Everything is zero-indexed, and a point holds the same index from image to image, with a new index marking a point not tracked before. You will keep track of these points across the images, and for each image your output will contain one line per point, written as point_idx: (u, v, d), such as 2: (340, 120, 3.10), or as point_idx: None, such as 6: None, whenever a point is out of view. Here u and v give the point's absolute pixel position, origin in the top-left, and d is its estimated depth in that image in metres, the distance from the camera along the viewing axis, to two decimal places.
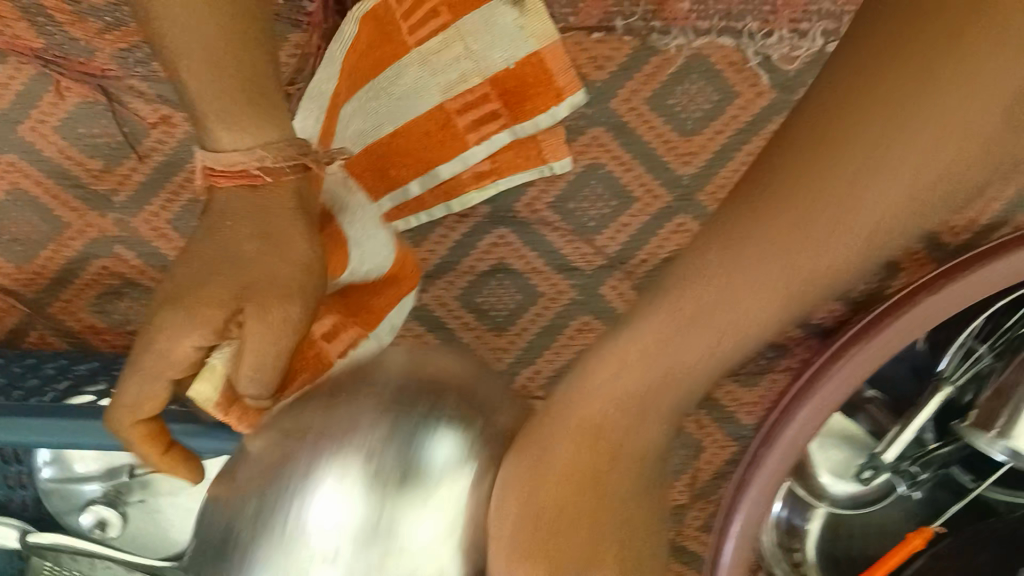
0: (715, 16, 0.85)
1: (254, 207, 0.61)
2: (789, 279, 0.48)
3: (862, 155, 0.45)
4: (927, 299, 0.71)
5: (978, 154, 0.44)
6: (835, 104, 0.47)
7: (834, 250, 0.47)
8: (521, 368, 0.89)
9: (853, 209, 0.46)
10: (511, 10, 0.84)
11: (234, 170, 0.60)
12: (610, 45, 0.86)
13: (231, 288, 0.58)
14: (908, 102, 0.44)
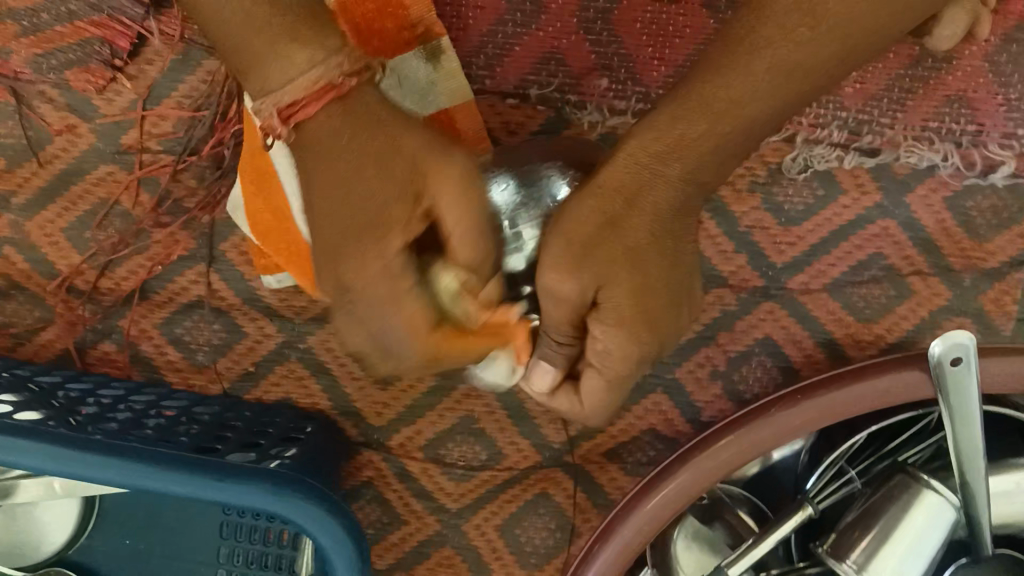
0: (631, 97, 0.82)
1: (378, 139, 0.56)
2: (727, 119, 0.59)
3: (736, 56, 0.57)
4: (806, 401, 0.69)
5: (801, 74, 0.57)
6: (675, 100, 0.60)
7: (739, 126, 0.59)
8: (401, 427, 0.91)
9: (702, 127, 0.59)
10: (426, 64, 0.81)
11: (318, 88, 0.55)
12: (523, 113, 0.84)
13: (409, 174, 0.56)
14: (775, 36, 0.56)
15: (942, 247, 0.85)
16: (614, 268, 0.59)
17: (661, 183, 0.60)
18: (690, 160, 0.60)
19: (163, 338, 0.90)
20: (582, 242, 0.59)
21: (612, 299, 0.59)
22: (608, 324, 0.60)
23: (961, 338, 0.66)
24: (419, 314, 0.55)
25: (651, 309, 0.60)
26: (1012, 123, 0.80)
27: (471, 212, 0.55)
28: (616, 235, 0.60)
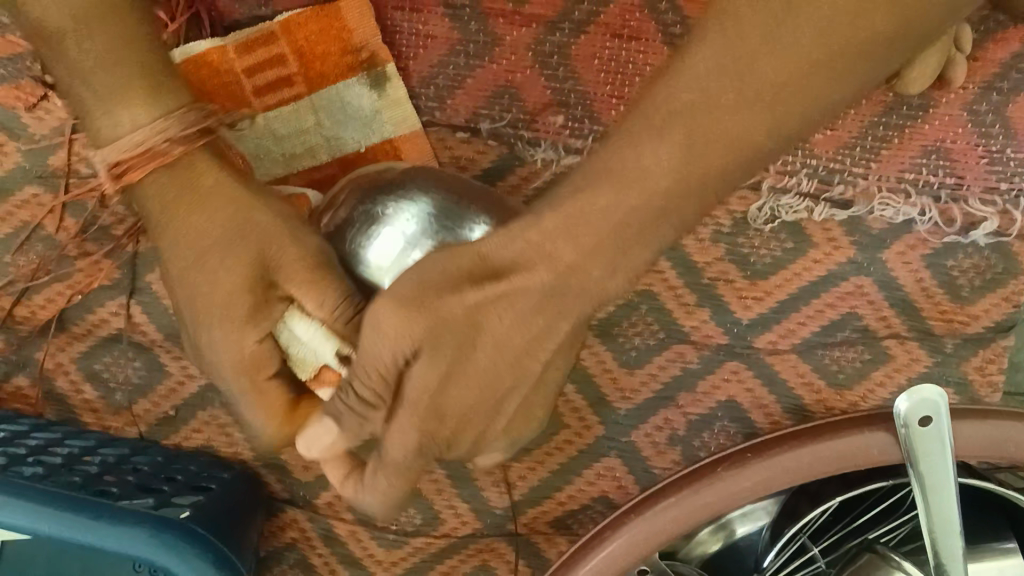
0: (589, 136, 0.76)
1: (174, 186, 0.60)
2: (647, 180, 0.50)
3: (660, 110, 0.50)
4: (759, 466, 0.65)
5: (681, 124, 0.49)
6: (636, 128, 0.51)
7: (643, 191, 0.50)
8: (330, 484, 0.84)
9: (606, 197, 0.50)
10: (370, 91, 0.77)
11: (139, 152, 0.59)
12: (473, 148, 0.78)
13: (257, 247, 0.59)
14: (731, 68, 0.48)
15: (921, 310, 0.78)
16: (439, 340, 0.52)
17: (535, 240, 0.52)
18: (584, 236, 0.51)
19: (80, 374, 0.85)
20: (421, 301, 0.51)
21: (428, 377, 0.53)
22: (427, 399, 0.53)
23: (930, 394, 0.60)
24: (247, 359, 0.59)
25: (465, 403, 0.55)
26: (994, 177, 0.75)
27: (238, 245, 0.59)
28: (457, 304, 0.52)
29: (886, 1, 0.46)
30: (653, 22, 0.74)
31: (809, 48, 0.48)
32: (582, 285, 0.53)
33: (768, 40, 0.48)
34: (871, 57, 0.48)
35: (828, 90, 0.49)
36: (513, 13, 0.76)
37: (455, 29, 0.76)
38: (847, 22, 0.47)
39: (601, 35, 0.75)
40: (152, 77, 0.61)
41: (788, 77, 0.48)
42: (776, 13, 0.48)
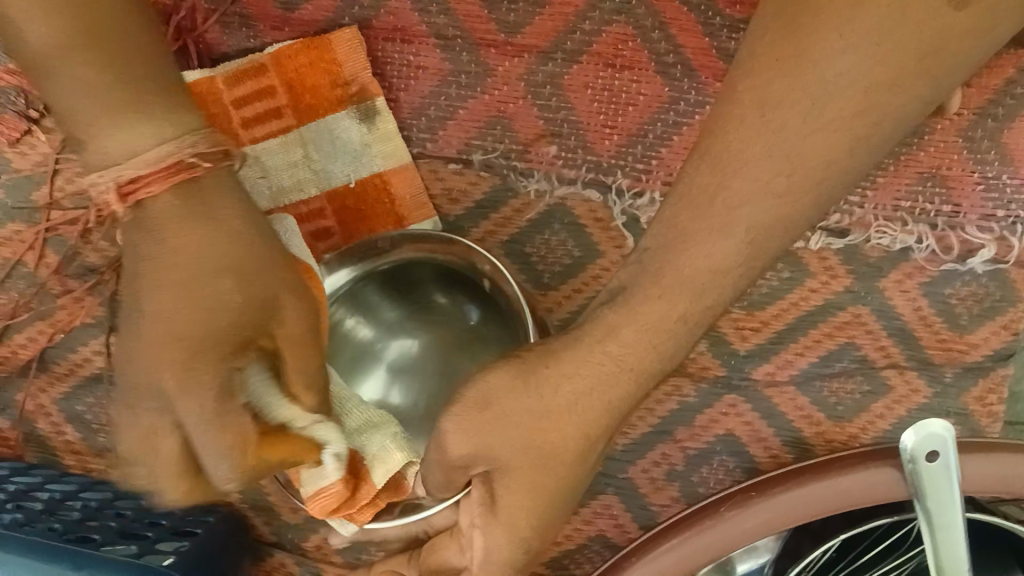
0: (583, 167, 0.75)
1: (183, 204, 0.52)
2: (716, 254, 0.52)
3: (708, 198, 0.52)
4: (756, 506, 0.64)
5: (748, 196, 0.51)
6: (692, 210, 0.53)
7: (716, 269, 0.53)
8: (318, 527, 0.81)
9: (673, 297, 0.53)
10: (359, 124, 0.76)
11: (166, 165, 0.51)
12: (466, 180, 0.76)
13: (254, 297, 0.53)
14: (780, 117, 0.51)
15: (920, 339, 0.77)
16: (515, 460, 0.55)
17: (612, 352, 0.54)
18: (650, 337, 0.54)
19: (62, 416, 0.83)
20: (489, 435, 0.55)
21: (513, 495, 0.56)
22: (518, 509, 0.56)
23: (938, 429, 0.60)
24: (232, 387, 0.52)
25: (552, 502, 0.57)
26: (990, 204, 0.74)
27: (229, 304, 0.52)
28: (543, 425, 0.54)
29: (911, 61, 0.49)
30: (646, 51, 0.73)
31: (847, 119, 0.50)
32: (675, 350, 0.55)
33: (790, 114, 0.51)
34: (894, 116, 0.51)
35: (867, 144, 0.52)
36: (505, 44, 0.75)
37: (447, 61, 0.75)
38: (880, 95, 0.50)
39: (594, 65, 0.74)
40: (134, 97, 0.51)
41: (809, 152, 0.51)
42: (803, 97, 0.51)
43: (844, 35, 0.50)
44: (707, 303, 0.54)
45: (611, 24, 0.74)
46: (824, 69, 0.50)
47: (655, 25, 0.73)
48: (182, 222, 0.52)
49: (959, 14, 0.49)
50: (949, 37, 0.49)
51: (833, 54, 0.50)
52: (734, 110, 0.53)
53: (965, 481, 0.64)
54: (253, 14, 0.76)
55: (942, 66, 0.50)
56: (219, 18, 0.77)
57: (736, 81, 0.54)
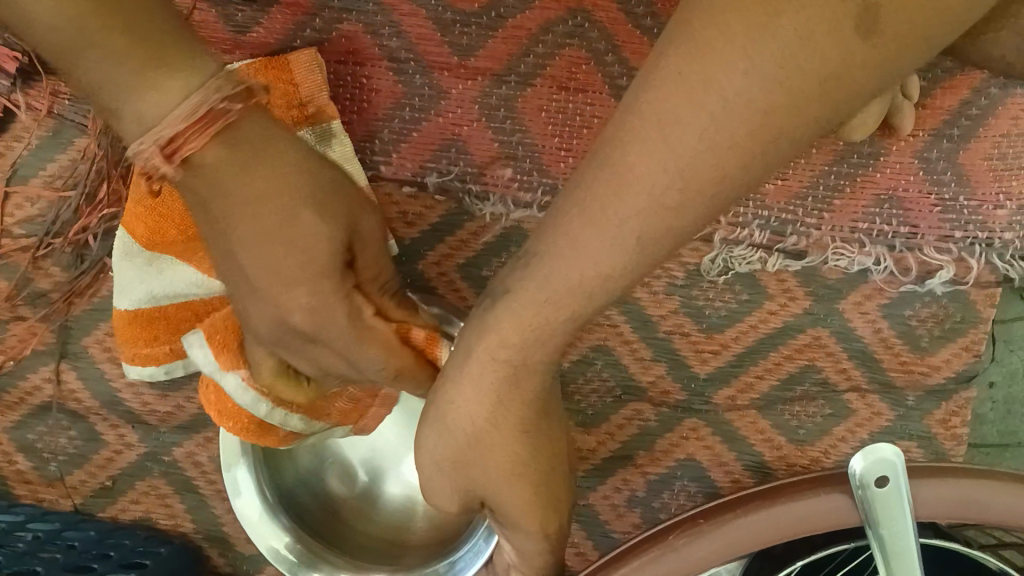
0: (539, 189, 0.74)
1: (228, 150, 0.50)
2: (593, 259, 0.47)
3: (602, 208, 0.46)
4: (710, 532, 0.62)
5: (629, 211, 0.45)
6: (569, 218, 0.48)
7: (595, 274, 0.48)
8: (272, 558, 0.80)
9: (562, 307, 0.50)
10: (316, 147, 0.73)
11: (200, 117, 0.48)
12: (421, 204, 0.76)
13: (345, 221, 0.55)
14: (716, 88, 0.42)
15: (881, 361, 0.77)
16: (499, 471, 0.55)
17: (508, 359, 0.52)
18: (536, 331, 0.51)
19: (13, 445, 0.81)
20: (462, 460, 0.56)
21: (516, 501, 0.56)
22: (528, 506, 0.56)
23: (887, 454, 0.58)
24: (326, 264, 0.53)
25: (559, 495, 0.57)
26: (948, 226, 0.73)
27: (317, 253, 0.53)
28: (499, 444, 0.54)
29: (816, 85, 0.41)
30: (600, 74, 0.73)
31: (766, 122, 0.42)
32: (553, 346, 0.52)
33: (688, 134, 0.43)
34: (799, 136, 0.43)
35: (770, 161, 0.44)
36: (459, 66, 0.74)
37: (401, 83, 0.75)
38: (778, 121, 0.42)
39: (547, 88, 0.74)
40: (155, 43, 0.48)
41: (705, 171, 0.44)
42: (706, 115, 0.43)
43: (750, 55, 0.41)
44: (583, 304, 0.50)
45: (564, 47, 0.73)
46: (721, 88, 0.42)
47: (608, 48, 0.73)
48: (252, 182, 0.51)
49: (864, 45, 0.40)
50: (838, 67, 0.40)
51: (733, 76, 0.42)
52: (636, 122, 0.45)
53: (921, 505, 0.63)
54: (204, 38, 0.75)
55: (840, 96, 0.42)
56: None
57: (653, 64, 0.45)
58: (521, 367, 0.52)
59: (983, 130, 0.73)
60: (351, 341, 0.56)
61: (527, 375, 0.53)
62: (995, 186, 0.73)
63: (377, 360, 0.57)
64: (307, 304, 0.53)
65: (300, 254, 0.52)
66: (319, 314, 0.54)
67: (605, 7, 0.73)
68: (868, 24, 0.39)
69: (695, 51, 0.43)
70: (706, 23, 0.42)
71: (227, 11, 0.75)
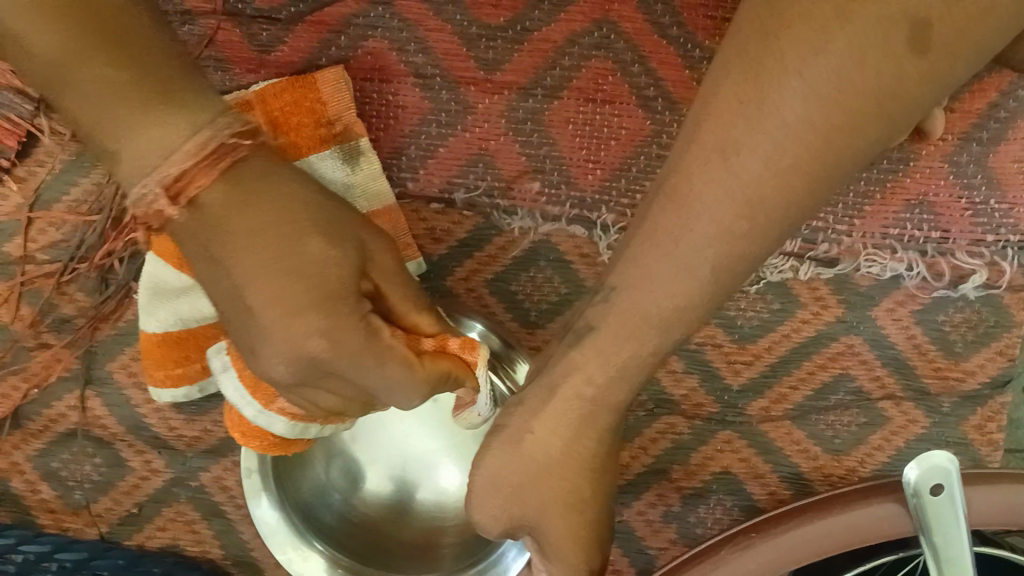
0: (567, 203, 0.74)
1: (233, 195, 0.49)
2: (668, 289, 0.49)
3: (672, 239, 0.48)
4: (758, 546, 0.62)
5: (695, 239, 0.47)
6: (639, 251, 0.50)
7: (669, 299, 0.49)
8: None
9: (641, 338, 0.51)
10: (343, 165, 0.72)
11: (208, 153, 0.48)
12: (449, 220, 0.75)
13: (352, 238, 0.54)
14: (778, 108, 0.44)
15: (916, 368, 0.76)
16: (553, 506, 0.56)
17: (586, 393, 0.54)
18: (614, 360, 0.52)
19: (37, 474, 0.79)
20: (518, 486, 0.57)
21: (564, 532, 0.57)
22: (574, 544, 0.57)
23: (942, 462, 0.58)
24: (338, 283, 0.51)
25: (603, 527, 0.58)
26: (979, 229, 0.73)
27: (303, 221, 0.51)
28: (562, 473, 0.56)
29: (872, 101, 0.42)
30: (627, 85, 0.73)
31: (833, 140, 0.44)
32: (634, 371, 0.53)
33: (752, 159, 0.45)
34: (858, 155, 0.45)
35: (836, 178, 0.46)
36: (484, 81, 0.74)
37: (426, 99, 0.74)
38: (839, 140, 0.44)
39: (574, 100, 0.73)
40: (168, 79, 0.49)
41: (771, 194, 0.45)
42: (769, 136, 0.44)
43: (804, 78, 0.43)
44: (662, 333, 0.51)
45: (590, 58, 0.73)
46: (780, 114, 0.44)
47: (634, 59, 0.73)
48: (250, 204, 0.50)
49: (917, 59, 0.41)
50: (894, 86, 0.42)
51: (787, 99, 0.43)
52: (696, 152, 0.47)
53: (973, 515, 0.63)
54: (229, 58, 0.75)
55: (899, 111, 0.43)
56: (194, 62, 0.74)
57: (703, 101, 0.47)
58: (604, 394, 0.54)
59: (1013, 133, 0.73)
60: (367, 362, 0.52)
61: (613, 396, 0.54)
62: None
63: (395, 381, 0.54)
64: (319, 335, 0.51)
65: (312, 280, 0.50)
66: (339, 353, 0.52)
67: (630, 18, 0.73)
68: (919, 37, 0.40)
69: (743, 69, 0.45)
70: (749, 48, 0.44)
71: (251, 30, 0.74)
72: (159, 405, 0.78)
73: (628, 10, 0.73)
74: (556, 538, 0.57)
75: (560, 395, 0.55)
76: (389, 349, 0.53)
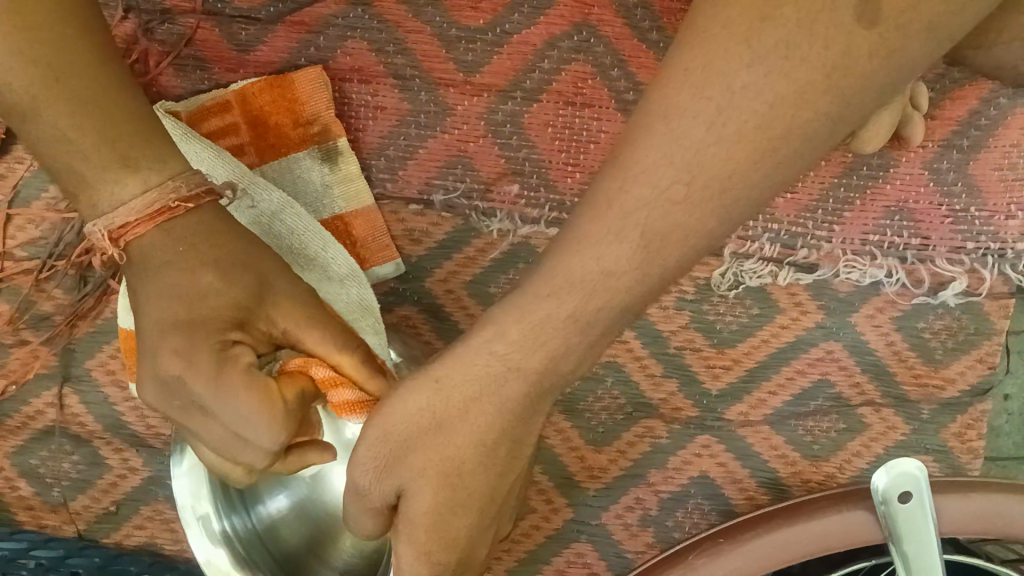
0: (546, 205, 0.73)
1: (168, 236, 0.57)
2: (607, 258, 0.48)
3: (607, 204, 0.48)
4: (729, 552, 0.62)
5: (634, 200, 0.47)
6: (583, 217, 0.49)
7: (608, 265, 0.48)
8: None
9: (568, 308, 0.50)
10: (322, 165, 0.73)
11: (153, 210, 0.56)
12: (428, 221, 0.74)
13: (256, 283, 0.58)
14: (735, 73, 0.45)
15: (895, 375, 0.76)
16: (438, 470, 0.53)
17: (500, 353, 0.52)
18: (543, 339, 0.51)
19: (16, 470, 0.80)
20: (408, 441, 0.53)
21: (426, 513, 0.54)
22: (429, 530, 0.54)
23: (911, 469, 0.59)
24: (218, 318, 0.56)
25: (462, 514, 0.55)
26: (960, 237, 0.73)
27: (214, 255, 0.57)
28: (431, 451, 0.53)
29: (823, 78, 0.44)
30: (606, 89, 0.73)
31: (779, 113, 0.45)
32: (565, 360, 0.52)
33: (695, 124, 0.46)
34: (812, 131, 0.46)
35: (779, 160, 0.46)
36: (464, 83, 0.74)
37: (406, 101, 0.74)
38: (789, 110, 0.45)
39: (553, 103, 0.73)
40: (148, 138, 0.58)
41: (720, 163, 0.46)
42: (709, 113, 0.46)
43: (754, 48, 0.44)
44: (614, 307, 0.50)
45: (569, 62, 0.73)
46: (730, 76, 0.45)
47: (614, 62, 0.73)
48: (175, 251, 0.57)
49: (866, 32, 0.43)
50: (844, 55, 0.44)
51: (739, 65, 0.45)
52: (648, 119, 0.48)
53: (944, 523, 0.63)
54: (208, 57, 0.74)
55: (845, 86, 0.44)
56: (173, 61, 0.74)
57: (662, 79, 0.48)
58: (519, 370, 0.52)
59: (993, 140, 0.73)
60: (218, 386, 0.53)
61: (539, 377, 0.52)
62: (1007, 197, 0.73)
63: (246, 415, 0.52)
64: (174, 349, 0.54)
65: (201, 304, 0.56)
66: (188, 363, 0.54)
67: (610, 21, 0.73)
68: (870, 11, 0.43)
69: (706, 64, 0.46)
70: (711, 27, 0.46)
71: (230, 30, 0.74)
72: (137, 403, 0.79)
73: (608, 14, 0.73)
74: (414, 519, 0.54)
75: (471, 367, 0.52)
76: (247, 381, 0.53)
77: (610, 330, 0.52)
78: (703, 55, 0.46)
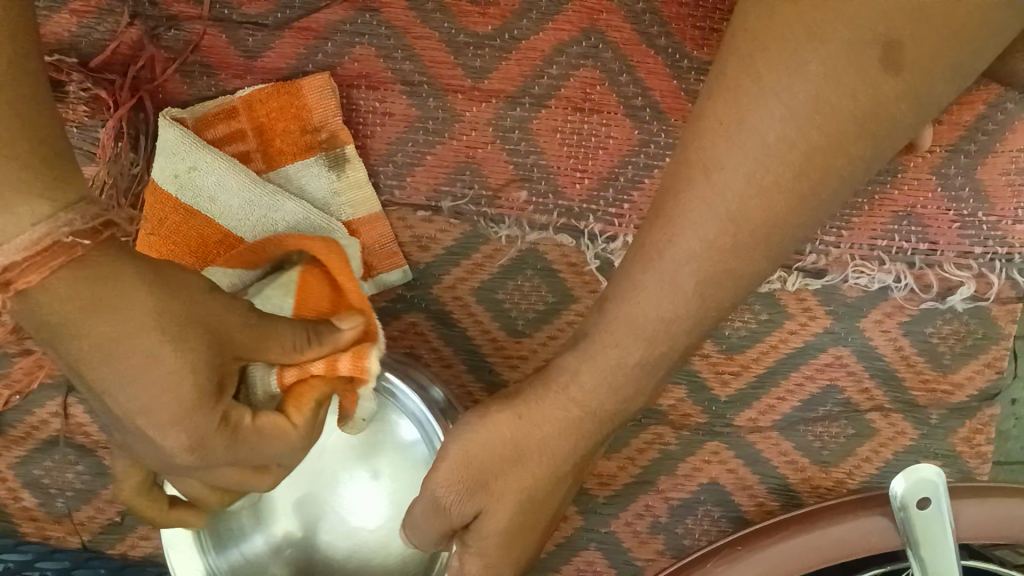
0: (555, 211, 0.73)
1: (73, 291, 0.44)
2: (662, 300, 0.53)
3: (660, 255, 0.53)
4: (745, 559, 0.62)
5: (683, 250, 0.52)
6: (634, 267, 0.54)
7: (664, 307, 0.53)
8: None
9: (635, 343, 0.55)
10: (328, 173, 0.73)
11: (41, 249, 0.43)
12: (436, 227, 0.74)
13: (208, 329, 0.51)
14: (764, 128, 0.49)
15: (904, 380, 0.76)
16: (514, 488, 0.58)
17: (578, 391, 0.57)
18: (616, 377, 0.56)
19: (18, 481, 0.79)
20: (489, 471, 0.57)
21: (496, 519, 0.58)
22: (497, 534, 0.59)
23: (929, 475, 0.59)
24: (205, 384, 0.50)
25: (530, 513, 0.60)
26: (967, 241, 0.73)
27: (165, 325, 0.48)
28: (515, 474, 0.58)
29: (851, 125, 0.48)
30: (615, 94, 0.73)
31: (814, 163, 0.49)
32: (638, 384, 0.57)
33: (733, 177, 0.50)
34: (850, 173, 0.50)
35: (821, 199, 0.50)
36: (472, 89, 0.74)
37: (414, 107, 0.74)
38: (822, 159, 0.49)
39: (562, 109, 0.73)
40: (48, 163, 0.45)
41: (759, 210, 0.50)
42: (746, 162, 0.49)
43: (783, 99, 0.48)
44: (672, 335, 0.54)
45: (578, 67, 0.73)
46: (761, 133, 0.49)
47: (622, 68, 0.73)
48: (97, 304, 0.45)
49: (892, 79, 0.46)
50: (870, 103, 0.47)
51: (769, 123, 0.49)
52: (686, 172, 0.52)
53: (960, 530, 0.62)
54: (215, 63, 0.74)
55: (876, 129, 0.48)
56: (180, 68, 0.74)
57: (695, 127, 0.52)
58: (595, 394, 0.57)
59: (1000, 145, 0.73)
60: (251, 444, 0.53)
61: (615, 401, 0.57)
62: (1013, 202, 0.73)
63: (286, 444, 0.55)
64: (186, 438, 0.49)
65: (178, 384, 0.48)
66: (201, 445, 0.50)
67: (618, 27, 0.73)
68: (890, 58, 0.46)
69: (734, 118, 0.50)
70: (732, 83, 0.50)
71: (238, 36, 0.74)
72: None
73: (617, 20, 0.73)
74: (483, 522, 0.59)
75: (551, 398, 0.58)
76: (268, 424, 0.54)
77: (673, 356, 0.56)
78: (730, 109, 0.50)
